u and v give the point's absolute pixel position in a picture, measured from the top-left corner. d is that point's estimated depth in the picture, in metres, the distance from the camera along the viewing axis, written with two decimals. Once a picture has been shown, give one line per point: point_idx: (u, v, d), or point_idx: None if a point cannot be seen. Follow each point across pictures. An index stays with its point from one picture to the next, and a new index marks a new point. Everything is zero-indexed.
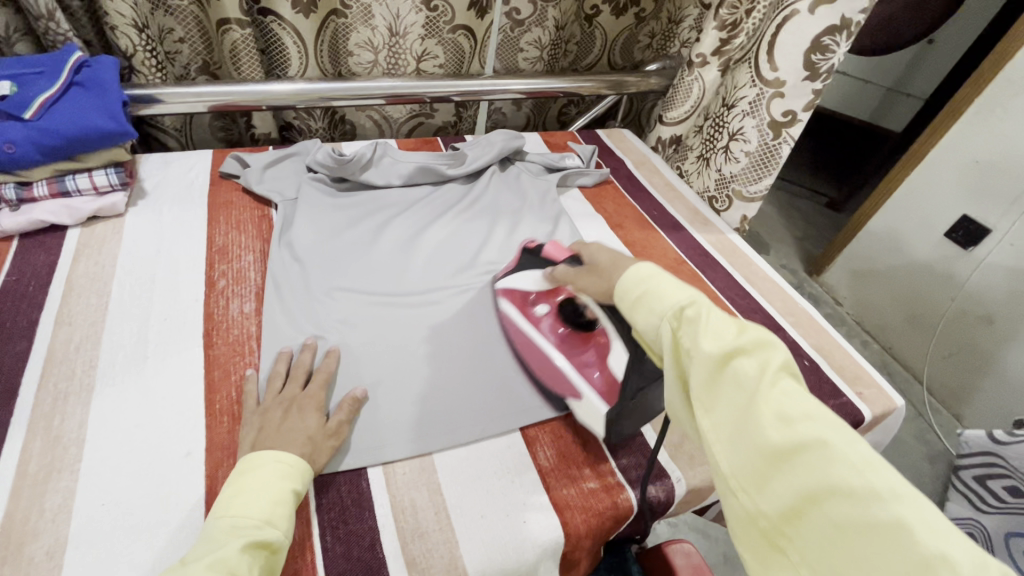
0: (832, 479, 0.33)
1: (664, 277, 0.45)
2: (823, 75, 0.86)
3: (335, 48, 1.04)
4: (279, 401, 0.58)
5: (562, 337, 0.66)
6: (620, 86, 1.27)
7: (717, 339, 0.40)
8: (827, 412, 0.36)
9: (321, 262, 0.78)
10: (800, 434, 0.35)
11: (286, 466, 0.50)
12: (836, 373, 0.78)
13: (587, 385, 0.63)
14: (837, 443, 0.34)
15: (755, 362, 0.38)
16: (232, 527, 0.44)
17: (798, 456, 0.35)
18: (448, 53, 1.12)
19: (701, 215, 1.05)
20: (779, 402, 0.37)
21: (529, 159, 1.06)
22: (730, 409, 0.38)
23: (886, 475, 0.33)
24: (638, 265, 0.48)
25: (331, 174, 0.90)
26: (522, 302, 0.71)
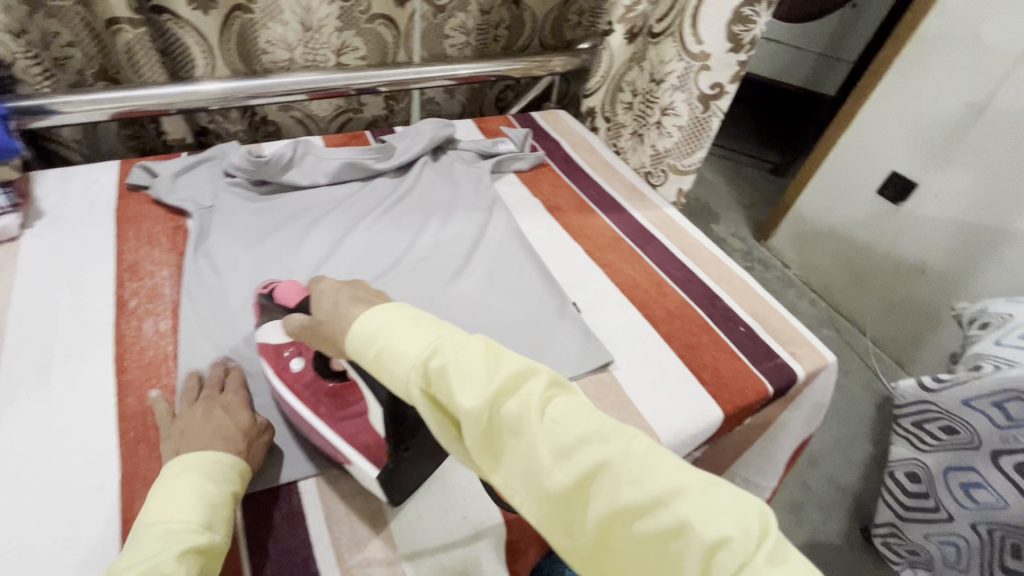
0: (622, 499, 0.35)
1: (398, 329, 0.43)
2: (747, 46, 0.87)
3: (246, 48, 0.97)
4: (198, 402, 0.56)
5: (320, 394, 0.57)
6: (552, 66, 1.25)
7: (470, 388, 0.38)
8: (598, 429, 0.37)
9: (243, 274, 0.74)
10: (581, 464, 0.36)
11: (223, 467, 0.48)
12: (771, 336, 0.80)
13: (347, 447, 0.53)
14: (615, 461, 0.36)
15: (518, 402, 0.38)
16: (170, 532, 0.42)
17: (588, 484, 0.36)
18: (370, 46, 1.08)
19: (637, 191, 1.05)
20: (552, 436, 0.37)
21: (461, 147, 1.04)
22: (515, 456, 0.38)
23: (663, 473, 0.35)
24: (374, 313, 0.45)
25: (249, 177, 0.86)
26: (276, 358, 0.60)
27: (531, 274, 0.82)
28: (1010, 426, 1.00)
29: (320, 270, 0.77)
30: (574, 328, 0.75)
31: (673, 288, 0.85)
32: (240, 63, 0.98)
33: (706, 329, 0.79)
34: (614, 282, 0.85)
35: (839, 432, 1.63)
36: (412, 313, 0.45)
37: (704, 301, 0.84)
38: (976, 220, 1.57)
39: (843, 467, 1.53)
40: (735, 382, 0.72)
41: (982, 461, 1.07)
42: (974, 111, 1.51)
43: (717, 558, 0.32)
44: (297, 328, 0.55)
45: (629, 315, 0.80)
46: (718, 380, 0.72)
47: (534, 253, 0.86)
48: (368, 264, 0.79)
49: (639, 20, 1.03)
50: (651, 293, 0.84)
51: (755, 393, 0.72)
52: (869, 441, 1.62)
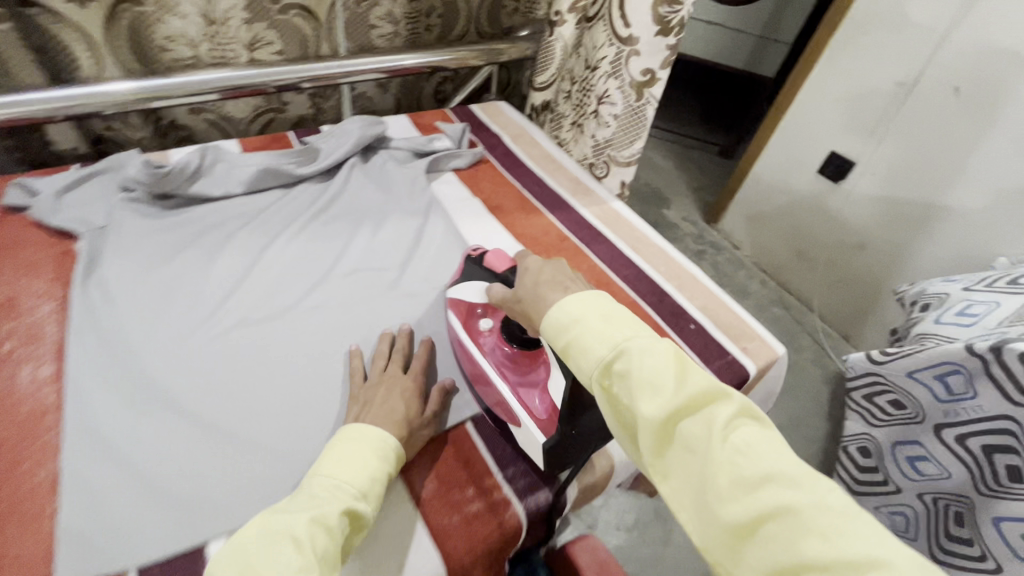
0: (804, 550, 0.32)
1: (593, 322, 0.45)
2: (676, 29, 0.79)
3: (141, 46, 0.86)
4: (385, 378, 0.61)
5: (505, 356, 0.63)
6: (490, 54, 1.19)
7: (653, 396, 0.40)
8: (787, 470, 0.35)
9: (146, 303, 0.66)
10: (761, 501, 0.35)
11: (385, 445, 0.52)
12: (721, 332, 0.78)
13: (522, 411, 0.58)
14: (803, 507, 0.33)
15: (703, 420, 0.38)
16: (335, 490, 0.46)
17: (766, 526, 0.34)
18: (288, 39, 0.98)
19: (582, 185, 1.01)
20: (734, 463, 0.36)
21: (394, 145, 0.97)
22: (689, 473, 0.38)
23: (863, 540, 0.31)
24: (571, 303, 0.47)
25: (149, 190, 0.76)
26: (467, 315, 0.67)
27: None
28: (950, 400, 1.03)
29: (237, 293, 0.69)
30: None
31: (620, 288, 0.82)
32: (136, 62, 0.88)
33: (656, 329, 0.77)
34: None
35: (792, 408, 1.67)
36: (617, 308, 0.47)
37: (653, 299, 0.81)
38: (909, 199, 1.63)
39: (797, 444, 1.57)
40: None
41: (925, 434, 1.11)
42: (905, 90, 1.55)
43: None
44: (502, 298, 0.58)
45: None
46: None
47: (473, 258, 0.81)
48: (291, 283, 0.73)
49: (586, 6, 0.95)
50: None
51: None
52: (820, 415, 1.67)
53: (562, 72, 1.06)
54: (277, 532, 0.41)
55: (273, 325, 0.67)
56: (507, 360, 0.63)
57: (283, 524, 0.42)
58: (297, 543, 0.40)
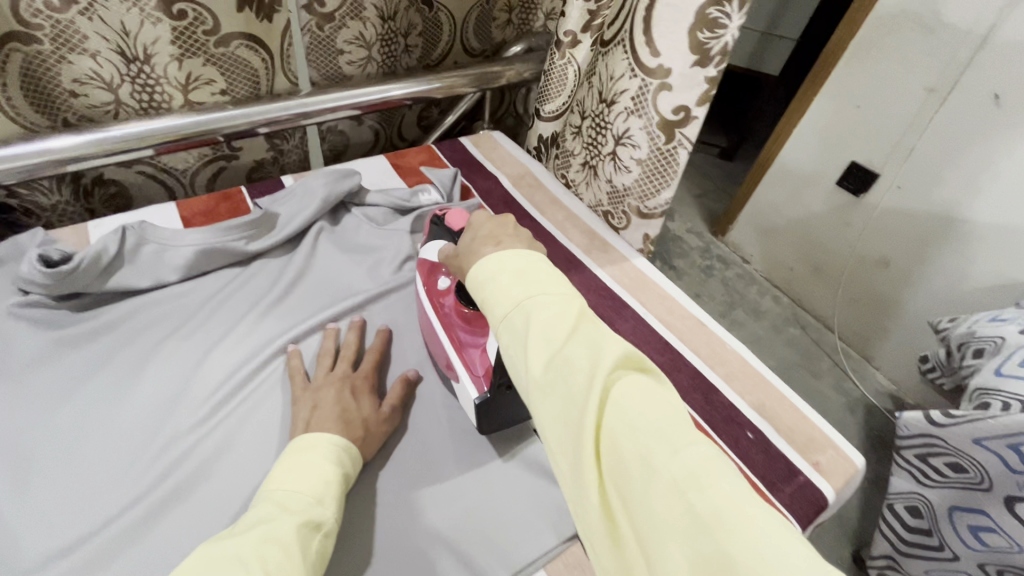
0: (651, 500, 0.27)
1: (502, 279, 0.39)
2: (717, 58, 0.63)
3: (40, 93, 0.68)
4: (332, 379, 0.57)
5: (457, 316, 0.61)
6: (483, 78, 1.04)
7: (541, 347, 0.35)
8: (656, 418, 0.30)
9: (47, 458, 0.50)
10: (623, 454, 0.29)
11: (337, 450, 0.49)
12: (785, 442, 0.63)
13: (461, 367, 0.57)
14: (661, 458, 0.28)
15: (586, 369, 0.33)
16: (287, 505, 0.43)
17: (623, 474, 0.29)
18: (234, 75, 0.80)
19: (598, 239, 0.85)
20: (607, 410, 0.31)
21: (370, 201, 0.80)
22: (560, 420, 0.33)
23: (719, 492, 0.27)
24: (490, 260, 0.41)
25: (50, 291, 0.58)
26: (429, 274, 0.66)
27: None
28: None
29: (166, 430, 0.53)
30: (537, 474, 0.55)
31: None
32: (35, 112, 0.69)
33: None
34: None
35: None
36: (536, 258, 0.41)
37: (698, 397, 0.66)
38: (936, 208, 1.36)
39: None
40: None
41: (993, 506, 0.94)
42: (937, 97, 1.28)
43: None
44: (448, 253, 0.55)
45: None
46: None
47: None
48: (243, 403, 0.57)
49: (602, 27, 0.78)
50: None
51: None
52: None
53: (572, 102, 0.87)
54: (222, 557, 0.37)
55: (218, 479, 0.51)
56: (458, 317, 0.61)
57: (230, 546, 0.38)
58: (246, 563, 0.37)
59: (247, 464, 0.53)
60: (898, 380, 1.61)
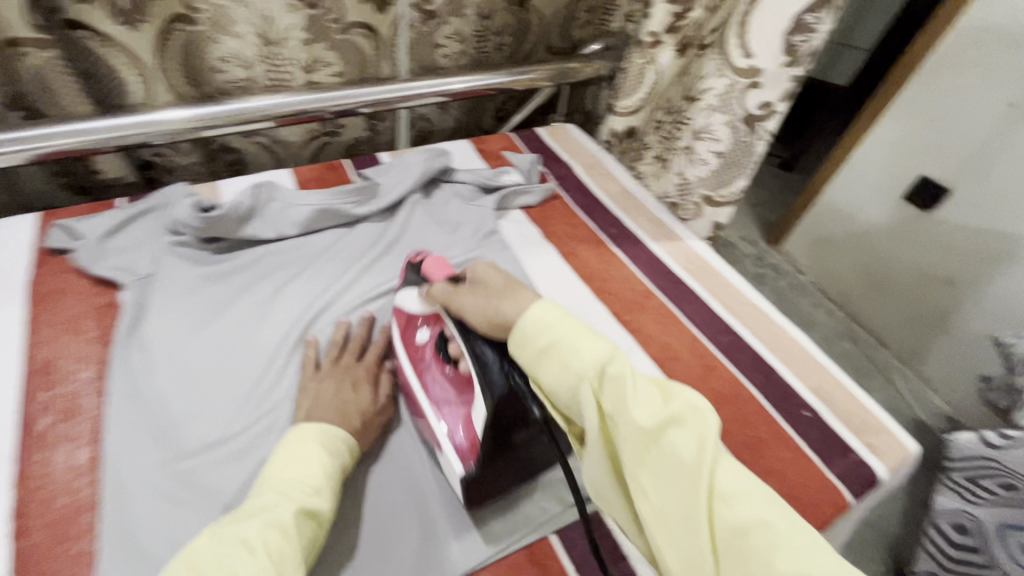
0: (773, 563, 0.34)
1: (575, 338, 0.47)
2: (806, 59, 0.70)
3: (192, 68, 0.79)
4: (337, 371, 0.60)
5: (438, 378, 0.58)
6: (562, 75, 1.10)
7: (643, 407, 0.42)
8: (755, 494, 0.38)
9: (197, 369, 0.60)
10: (735, 523, 0.37)
11: (335, 441, 0.51)
12: (840, 423, 0.66)
13: (445, 439, 0.54)
14: (776, 527, 0.36)
15: (691, 436, 0.40)
16: (288, 492, 0.45)
17: (742, 542, 0.36)
18: (347, 60, 0.90)
19: (664, 226, 0.90)
20: (715, 479, 0.39)
21: (458, 179, 0.88)
22: (665, 480, 0.40)
23: (821, 558, 0.35)
24: (543, 310, 0.50)
25: (199, 234, 0.70)
26: (406, 325, 0.62)
27: None
28: None
29: (286, 359, 0.62)
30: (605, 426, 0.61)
31: (719, 359, 0.71)
32: (185, 84, 0.80)
33: (763, 416, 0.65)
34: (646, 352, 0.71)
35: None
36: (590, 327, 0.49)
37: (757, 375, 0.70)
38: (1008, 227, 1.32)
39: None
40: (806, 493, 0.59)
41: None
42: (1019, 113, 1.25)
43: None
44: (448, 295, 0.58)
45: None
46: (786, 491, 0.59)
47: None
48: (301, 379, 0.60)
49: (692, 31, 0.83)
50: (695, 369, 0.70)
51: (831, 508, 0.58)
52: None
53: (651, 101, 0.93)
54: (230, 542, 0.40)
55: None
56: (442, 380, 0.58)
57: (235, 529, 0.41)
58: (250, 547, 0.40)
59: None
60: (955, 403, 1.54)
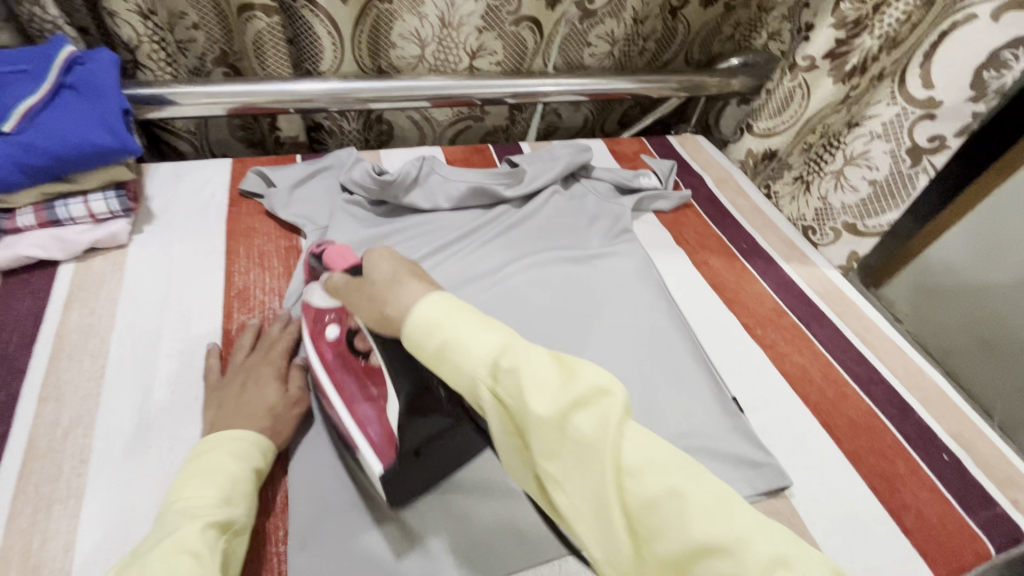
0: (690, 533, 0.31)
1: (463, 321, 0.39)
2: (993, 96, 0.67)
3: (375, 41, 0.88)
4: (237, 373, 0.56)
5: (348, 375, 0.55)
6: (695, 87, 1.09)
7: (543, 394, 0.35)
8: (670, 460, 0.34)
9: None
10: (649, 491, 0.33)
11: (241, 446, 0.48)
12: (983, 473, 0.64)
13: (357, 439, 0.51)
14: (690, 493, 0.32)
15: (598, 414, 0.35)
16: (190, 510, 0.41)
17: (656, 517, 0.32)
18: (509, 49, 0.95)
19: (797, 249, 0.89)
20: (621, 454, 0.34)
21: (596, 176, 0.91)
22: (579, 471, 0.35)
23: (740, 515, 0.31)
24: (431, 301, 0.40)
25: (370, 196, 0.76)
26: (314, 320, 0.58)
27: (687, 358, 0.68)
28: None
29: None
30: (742, 436, 0.61)
31: (854, 389, 0.70)
32: (367, 57, 0.89)
33: (900, 452, 0.64)
34: (779, 370, 0.71)
35: None
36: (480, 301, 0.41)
37: (892, 410, 0.69)
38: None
39: None
40: (946, 537, 0.57)
41: None
42: None
43: None
44: (347, 290, 0.51)
45: (805, 422, 0.66)
46: (924, 529, 0.57)
47: (687, 325, 0.73)
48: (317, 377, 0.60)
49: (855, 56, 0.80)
50: (828, 394, 0.69)
51: (974, 556, 0.56)
52: None
53: (802, 124, 0.90)
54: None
55: None
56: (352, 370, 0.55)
57: (134, 563, 0.37)
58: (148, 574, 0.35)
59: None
60: None
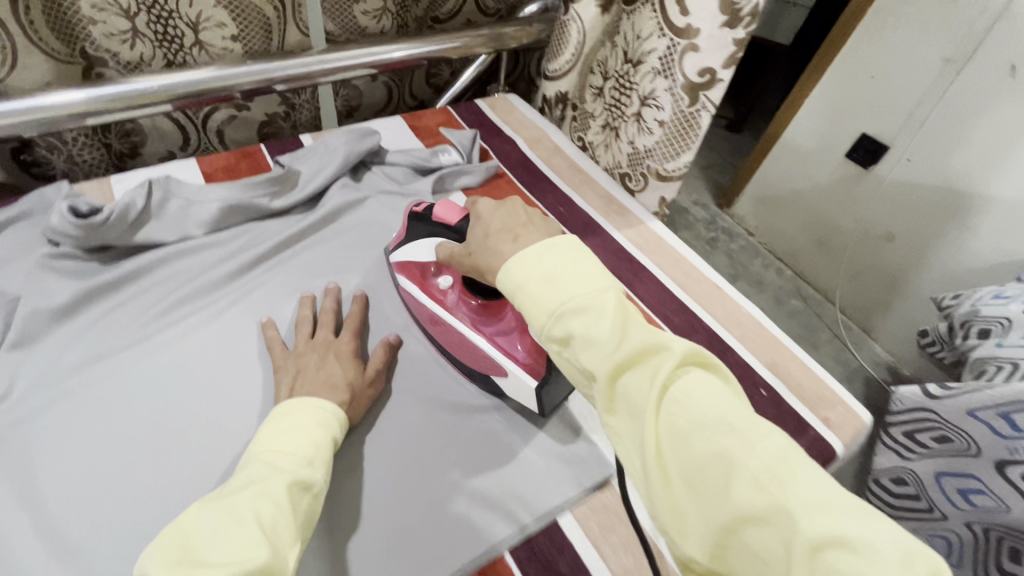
0: (734, 496, 0.31)
1: (536, 283, 0.41)
2: (748, 19, 0.63)
3: (62, 19, 0.69)
4: (315, 345, 0.58)
5: (474, 312, 0.61)
6: (497, 38, 0.99)
7: (598, 353, 0.37)
8: (725, 418, 0.34)
9: (91, 406, 0.52)
10: (698, 453, 0.33)
11: (325, 414, 0.50)
12: (796, 398, 0.65)
13: (509, 364, 0.58)
14: (737, 457, 0.32)
15: (646, 377, 0.36)
16: (278, 463, 0.43)
17: (705, 478, 0.33)
18: (247, 21, 0.80)
19: (615, 202, 0.85)
20: (675, 417, 0.34)
21: (390, 161, 0.80)
22: (633, 430, 0.36)
23: (792, 477, 0.31)
24: (518, 259, 0.42)
25: (82, 245, 0.60)
26: (422, 277, 0.65)
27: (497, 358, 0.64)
28: (1014, 436, 0.81)
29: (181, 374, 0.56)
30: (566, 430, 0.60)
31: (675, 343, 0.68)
32: (57, 39, 0.70)
33: None
34: None
35: None
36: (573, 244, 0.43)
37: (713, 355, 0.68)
38: (948, 182, 1.29)
39: None
40: None
41: (984, 470, 0.88)
42: (954, 68, 1.21)
43: (816, 554, 0.28)
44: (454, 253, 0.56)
45: None
46: None
47: None
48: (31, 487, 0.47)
49: None
50: None
51: None
52: None
53: (581, 60, 0.89)
54: (222, 519, 0.37)
55: (181, 430, 0.53)
56: (472, 312, 0.61)
57: (223, 501, 0.38)
58: (240, 516, 0.37)
59: (244, 410, 0.55)
60: (897, 352, 1.59)
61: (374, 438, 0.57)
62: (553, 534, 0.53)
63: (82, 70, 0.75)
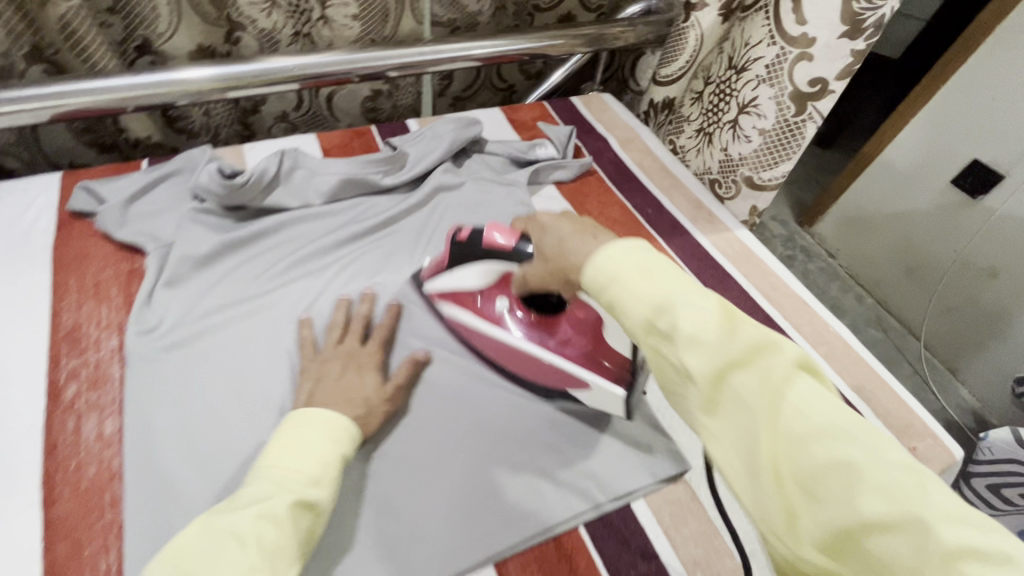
0: (860, 508, 0.27)
1: (628, 276, 0.35)
2: (869, 29, 0.63)
3: None
4: (340, 352, 0.58)
5: (531, 326, 0.59)
6: (598, 40, 1.00)
7: (701, 350, 0.32)
8: (847, 425, 0.29)
9: (224, 343, 0.59)
10: (812, 457, 0.28)
11: (333, 428, 0.48)
12: (880, 421, 0.63)
13: (588, 380, 0.56)
14: (867, 471, 0.27)
15: (758, 375, 0.31)
16: (282, 482, 0.42)
17: (823, 487, 0.28)
18: (369, 4, 0.86)
19: (704, 208, 0.85)
20: (792, 419, 0.29)
21: (488, 151, 0.85)
22: (739, 434, 0.31)
23: (927, 493, 0.26)
24: (606, 252, 0.37)
25: (222, 202, 0.67)
26: (473, 303, 0.62)
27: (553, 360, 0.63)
28: None
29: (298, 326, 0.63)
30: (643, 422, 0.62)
31: None
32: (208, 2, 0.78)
33: None
34: None
35: None
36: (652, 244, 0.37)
37: None
38: None
39: None
40: None
41: None
42: None
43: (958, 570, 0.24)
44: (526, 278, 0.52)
45: None
46: None
47: None
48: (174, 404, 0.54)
49: None
50: None
51: None
52: None
53: (693, 69, 0.87)
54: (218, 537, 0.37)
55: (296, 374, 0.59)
56: (531, 328, 0.59)
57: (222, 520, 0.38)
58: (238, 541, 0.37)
59: None
60: (983, 394, 1.47)
61: (460, 404, 0.61)
62: (626, 517, 0.55)
63: (223, 33, 0.83)
